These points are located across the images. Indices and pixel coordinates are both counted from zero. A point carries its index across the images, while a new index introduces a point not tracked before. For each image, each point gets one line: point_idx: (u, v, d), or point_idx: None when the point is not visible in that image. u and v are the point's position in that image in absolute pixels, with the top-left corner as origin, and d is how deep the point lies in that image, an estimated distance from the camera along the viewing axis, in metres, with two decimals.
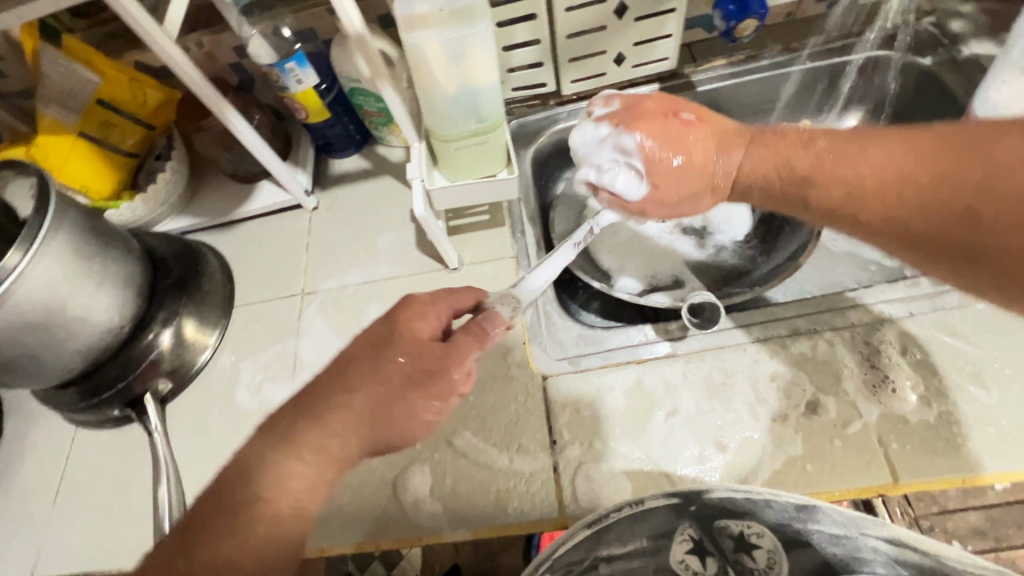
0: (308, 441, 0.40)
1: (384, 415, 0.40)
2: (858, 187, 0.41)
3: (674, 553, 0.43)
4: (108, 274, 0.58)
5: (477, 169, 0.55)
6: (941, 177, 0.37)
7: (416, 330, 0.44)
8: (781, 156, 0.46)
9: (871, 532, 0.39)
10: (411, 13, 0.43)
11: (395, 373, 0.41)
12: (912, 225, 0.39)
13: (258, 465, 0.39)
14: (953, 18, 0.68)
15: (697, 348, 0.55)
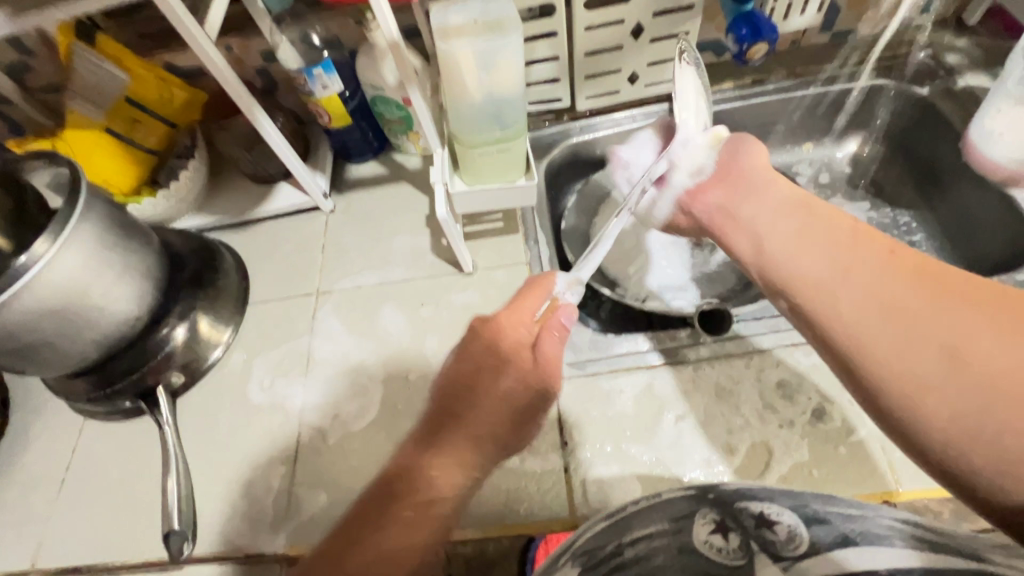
0: (457, 454, 0.38)
1: (518, 418, 0.40)
2: (910, 302, 0.39)
3: (696, 534, 0.40)
4: (130, 265, 0.59)
5: (498, 175, 0.57)
6: (983, 354, 0.35)
7: (516, 342, 0.41)
8: (866, 255, 0.42)
9: (883, 512, 0.40)
10: (444, 24, 0.46)
11: (514, 387, 0.39)
12: (906, 340, 0.38)
13: (419, 478, 0.38)
14: (949, 51, 0.72)
15: (706, 355, 0.57)
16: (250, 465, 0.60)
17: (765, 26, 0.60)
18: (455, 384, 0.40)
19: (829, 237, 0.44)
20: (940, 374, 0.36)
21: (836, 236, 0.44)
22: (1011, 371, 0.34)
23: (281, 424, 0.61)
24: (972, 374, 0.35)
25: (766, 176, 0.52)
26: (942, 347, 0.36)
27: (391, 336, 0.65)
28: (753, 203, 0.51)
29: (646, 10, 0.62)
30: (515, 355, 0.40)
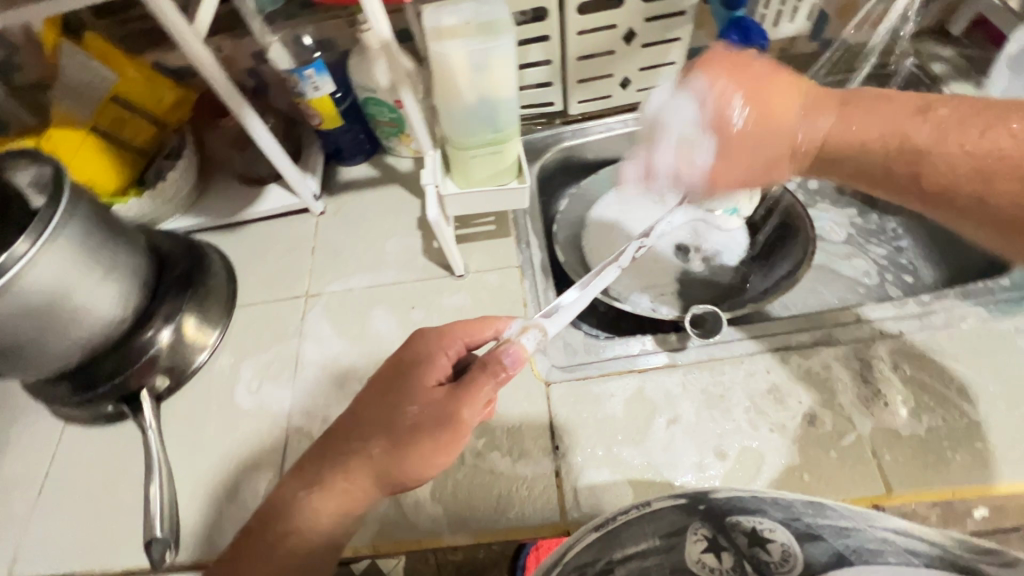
0: (334, 485, 0.43)
1: (398, 458, 0.41)
2: (915, 157, 0.45)
3: (688, 554, 0.40)
4: (115, 267, 0.58)
5: (489, 178, 0.57)
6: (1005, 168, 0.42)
7: (422, 374, 0.44)
8: (892, 122, 0.46)
9: (878, 525, 0.40)
10: (438, 25, 0.46)
11: (408, 420, 0.42)
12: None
13: (295, 506, 0.43)
14: (935, 61, 0.73)
15: (696, 360, 0.57)
16: (235, 471, 0.58)
17: (756, 30, 0.57)
18: (353, 415, 0.45)
19: (867, 110, 0.47)
20: (1019, 213, 0.43)
21: (877, 125, 0.46)
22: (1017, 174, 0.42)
23: (266, 428, 0.60)
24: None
25: (744, 106, 0.48)
26: (982, 192, 0.43)
27: (381, 340, 0.64)
28: (772, 109, 0.49)
29: (638, 15, 0.62)
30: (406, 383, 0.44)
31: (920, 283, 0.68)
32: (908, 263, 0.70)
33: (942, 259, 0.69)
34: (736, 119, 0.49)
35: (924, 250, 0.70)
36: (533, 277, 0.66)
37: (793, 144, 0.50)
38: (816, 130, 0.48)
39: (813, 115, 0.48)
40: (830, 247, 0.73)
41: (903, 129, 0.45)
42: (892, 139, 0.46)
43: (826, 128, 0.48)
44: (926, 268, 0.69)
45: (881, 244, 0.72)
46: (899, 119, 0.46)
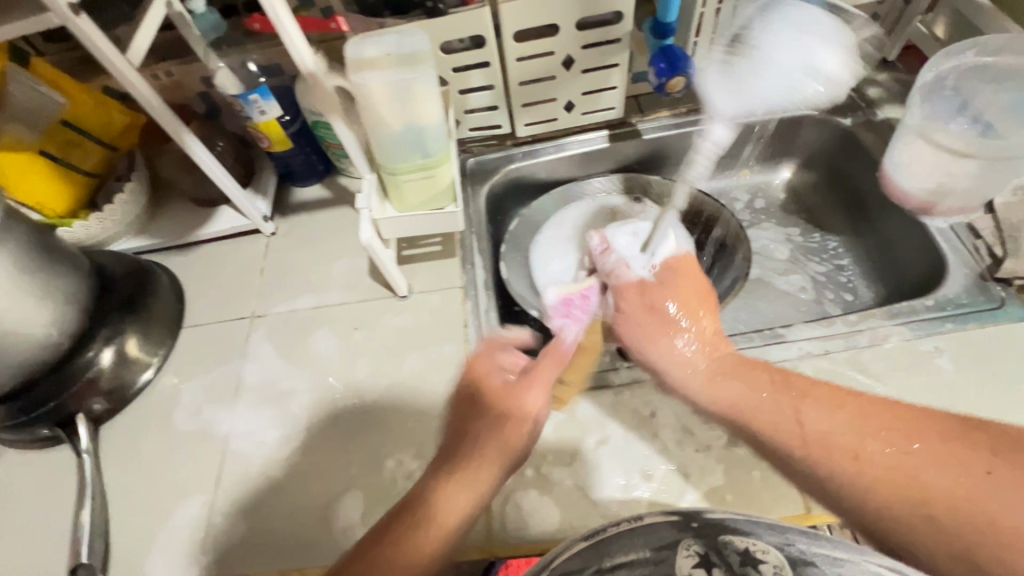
0: (463, 483, 0.46)
1: (503, 430, 0.48)
2: (853, 463, 0.41)
3: (679, 566, 0.40)
4: (52, 291, 0.58)
5: (425, 202, 0.58)
6: (933, 499, 0.38)
7: (494, 379, 0.51)
8: (788, 404, 0.45)
9: (872, 557, 0.40)
10: (359, 57, 0.48)
11: (502, 405, 0.49)
12: (874, 491, 0.40)
13: (427, 501, 0.45)
14: (871, 86, 0.75)
15: (627, 381, 0.57)
16: (169, 496, 0.58)
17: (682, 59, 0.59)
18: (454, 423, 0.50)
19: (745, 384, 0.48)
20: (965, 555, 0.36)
21: (760, 382, 0.48)
22: (964, 501, 0.37)
23: (205, 452, 0.60)
24: (953, 537, 0.37)
25: (674, 341, 0.52)
26: (958, 534, 0.37)
27: (323, 363, 0.64)
28: (670, 364, 0.52)
29: (575, 43, 0.64)
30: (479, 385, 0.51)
31: (859, 301, 0.70)
32: (847, 281, 0.73)
33: (879, 276, 0.71)
34: (683, 321, 0.53)
35: (864, 268, 0.72)
36: (475, 297, 0.66)
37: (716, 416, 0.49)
38: (711, 370, 0.50)
39: (714, 364, 0.50)
40: (771, 263, 0.76)
41: (799, 408, 0.45)
42: (844, 460, 0.41)
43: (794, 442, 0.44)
44: (864, 286, 0.71)
45: (821, 262, 0.75)
46: (804, 407, 0.45)
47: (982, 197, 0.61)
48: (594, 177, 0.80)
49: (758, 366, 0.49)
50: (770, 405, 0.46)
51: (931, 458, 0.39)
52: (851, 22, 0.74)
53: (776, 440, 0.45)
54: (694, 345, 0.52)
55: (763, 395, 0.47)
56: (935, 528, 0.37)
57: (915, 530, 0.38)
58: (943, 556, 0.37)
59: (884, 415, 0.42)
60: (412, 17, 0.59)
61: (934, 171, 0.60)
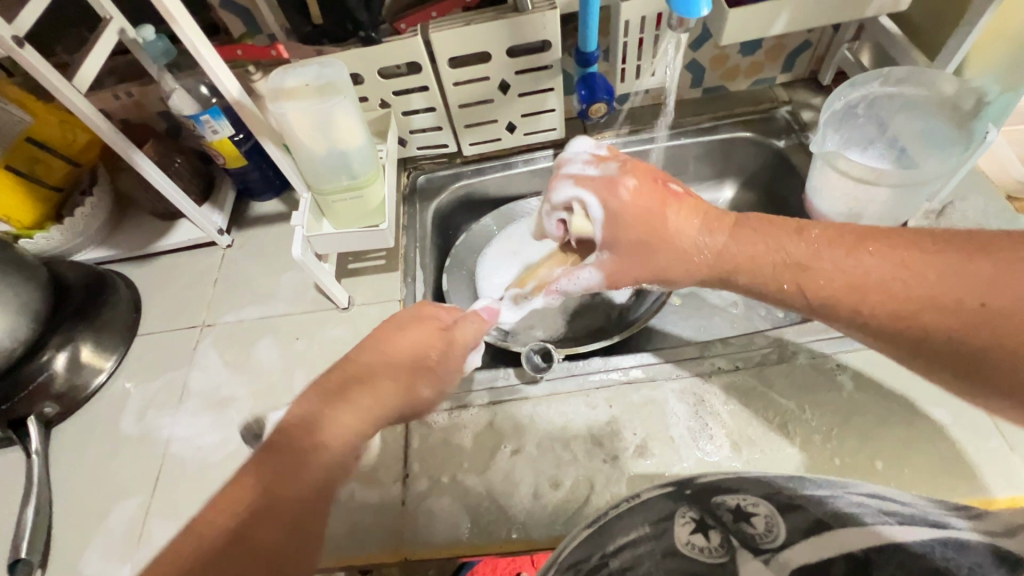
0: (354, 414, 0.43)
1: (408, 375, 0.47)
2: (851, 290, 0.41)
3: (678, 536, 0.43)
4: (6, 300, 0.61)
5: (358, 219, 0.61)
6: (958, 309, 0.37)
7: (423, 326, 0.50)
8: (792, 251, 0.44)
9: (851, 490, 0.43)
10: (279, 87, 0.52)
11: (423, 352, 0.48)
12: (883, 315, 0.41)
13: (309, 429, 0.41)
14: (805, 109, 0.78)
15: (546, 393, 0.60)
16: (109, 496, 0.61)
17: (601, 88, 0.61)
18: (357, 366, 0.46)
19: (757, 235, 0.46)
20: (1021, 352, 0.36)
21: (777, 238, 0.45)
22: (996, 294, 0.37)
23: (147, 453, 0.63)
24: (980, 338, 0.37)
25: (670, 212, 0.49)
26: (987, 332, 0.37)
27: (265, 371, 0.67)
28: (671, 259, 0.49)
29: (508, 68, 0.67)
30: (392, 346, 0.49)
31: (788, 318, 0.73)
32: None
33: None
34: (664, 208, 0.49)
35: None
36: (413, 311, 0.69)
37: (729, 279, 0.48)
38: (719, 245, 0.47)
39: (718, 235, 0.48)
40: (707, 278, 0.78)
41: (808, 253, 0.43)
42: (872, 290, 0.41)
43: (819, 279, 0.43)
44: None
45: None
46: (810, 243, 0.44)
47: (896, 218, 0.63)
48: (529, 197, 0.83)
49: (758, 222, 0.47)
50: (779, 264, 0.45)
51: (971, 275, 0.37)
52: (784, 48, 0.77)
53: (788, 286, 0.44)
54: (708, 237, 0.48)
55: (762, 243, 0.46)
56: (967, 336, 0.37)
57: (934, 327, 0.38)
58: (982, 382, 0.38)
59: (898, 250, 0.40)
60: (349, 45, 0.63)
61: (847, 195, 0.62)
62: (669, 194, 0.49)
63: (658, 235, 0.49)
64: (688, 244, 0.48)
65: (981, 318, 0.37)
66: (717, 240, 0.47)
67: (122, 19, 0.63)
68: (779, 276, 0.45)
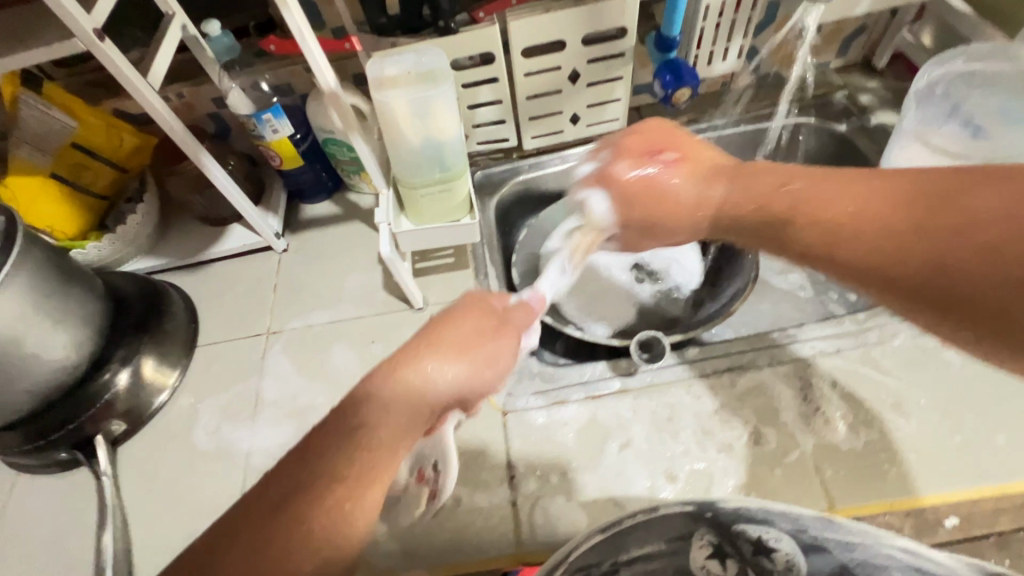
0: (391, 407, 0.37)
1: (461, 352, 0.40)
2: (831, 224, 0.40)
3: (694, 557, 0.49)
4: (68, 313, 0.58)
5: (441, 215, 0.59)
6: (910, 234, 0.36)
7: (476, 309, 0.43)
8: (779, 184, 0.44)
9: (885, 543, 0.43)
10: (380, 76, 0.50)
11: (472, 333, 0.41)
12: (866, 262, 0.38)
13: (354, 416, 0.36)
14: (863, 93, 0.78)
15: (646, 384, 0.58)
16: (191, 515, 0.58)
17: (687, 73, 0.63)
18: (410, 352, 0.40)
19: (743, 185, 0.47)
20: (976, 274, 0.33)
21: (765, 192, 0.45)
22: (981, 216, 0.33)
23: (227, 470, 0.60)
24: (941, 255, 0.34)
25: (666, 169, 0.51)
26: (933, 263, 0.34)
27: (342, 377, 0.64)
28: (668, 220, 0.51)
29: (580, 57, 0.66)
30: (443, 331, 0.41)
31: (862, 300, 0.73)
32: None
33: None
34: (652, 170, 0.51)
35: None
36: None
37: (721, 230, 0.49)
38: (712, 201, 0.49)
39: (708, 191, 0.49)
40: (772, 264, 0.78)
41: (789, 188, 0.43)
42: (845, 224, 0.39)
43: (802, 200, 0.42)
44: None
45: None
46: (795, 185, 0.43)
47: None
48: None
49: (763, 169, 0.46)
50: (767, 216, 0.44)
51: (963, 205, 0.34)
52: (841, 33, 0.76)
53: (787, 238, 0.43)
54: (677, 176, 0.51)
55: (749, 199, 0.46)
56: (917, 258, 0.35)
57: (866, 241, 0.38)
58: (1006, 322, 0.32)
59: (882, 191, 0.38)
60: (423, 37, 0.60)
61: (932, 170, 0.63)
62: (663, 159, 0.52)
63: (657, 193, 0.51)
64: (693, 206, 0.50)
65: (937, 247, 0.34)
66: (718, 197, 0.48)
67: (183, 15, 0.60)
68: (772, 224, 0.44)
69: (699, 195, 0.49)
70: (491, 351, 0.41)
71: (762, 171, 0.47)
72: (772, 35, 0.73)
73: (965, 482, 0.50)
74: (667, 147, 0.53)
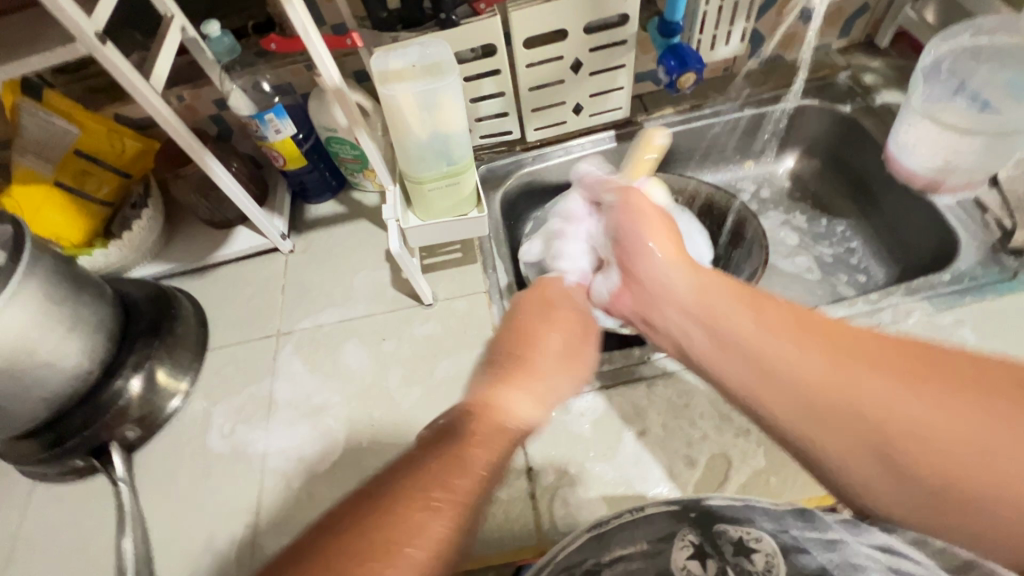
0: (531, 381, 0.44)
1: (573, 338, 0.49)
2: (830, 382, 0.37)
3: (674, 558, 0.40)
4: (79, 321, 0.58)
5: (449, 209, 0.58)
6: (938, 451, 0.34)
7: (566, 302, 0.53)
8: (796, 343, 0.40)
9: (863, 540, 0.39)
10: (385, 70, 0.50)
11: (570, 318, 0.51)
12: (862, 457, 0.36)
13: (498, 398, 0.42)
14: (868, 73, 0.77)
15: (660, 372, 0.58)
16: (211, 517, 0.58)
17: (692, 57, 0.62)
18: (529, 340, 0.47)
19: (708, 308, 0.45)
20: (942, 486, 0.34)
21: (723, 300, 0.44)
22: (992, 469, 0.32)
23: (243, 472, 0.60)
24: (935, 464, 0.34)
25: (657, 252, 0.49)
26: (946, 476, 0.34)
27: (354, 375, 0.64)
28: (658, 308, 0.49)
29: (582, 46, 0.65)
30: (548, 336, 0.48)
31: (871, 281, 0.73)
32: (859, 262, 0.75)
33: (890, 255, 0.72)
34: (652, 245, 0.49)
35: (875, 249, 0.74)
36: (500, 302, 0.67)
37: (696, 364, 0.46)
38: (682, 306, 0.46)
39: (704, 289, 0.46)
40: (779, 249, 0.78)
41: (795, 346, 0.39)
42: (843, 393, 0.37)
43: (807, 364, 0.38)
44: (877, 266, 0.73)
45: (830, 245, 0.77)
46: (798, 339, 0.40)
47: (987, 171, 0.62)
48: None
49: (729, 282, 0.46)
50: (757, 364, 0.41)
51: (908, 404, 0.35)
52: (843, 13, 0.76)
53: (703, 342, 0.45)
54: (667, 263, 0.48)
55: (744, 346, 0.42)
56: (932, 467, 0.34)
57: (869, 433, 0.36)
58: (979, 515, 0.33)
59: (886, 383, 0.36)
60: (425, 30, 0.60)
61: (942, 147, 0.62)
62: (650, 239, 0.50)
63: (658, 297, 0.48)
64: (669, 338, 0.48)
65: (935, 452, 0.34)
66: (689, 328, 0.46)
67: (182, 18, 0.60)
68: (699, 330, 0.45)
69: (672, 296, 0.47)
70: (585, 359, 0.49)
71: (764, 305, 0.42)
72: (774, 18, 0.72)
73: None
74: (639, 224, 0.51)
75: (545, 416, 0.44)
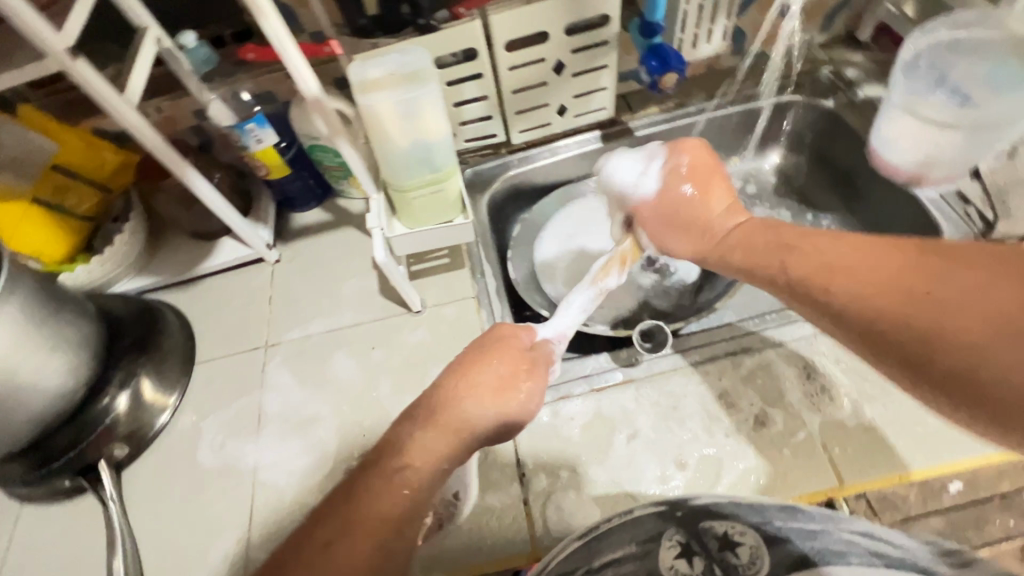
0: (436, 433, 0.41)
1: (500, 387, 0.43)
2: (877, 292, 0.36)
3: (663, 558, 0.44)
4: (61, 339, 0.57)
5: (434, 215, 0.58)
6: (966, 335, 0.32)
7: (507, 343, 0.46)
8: (824, 257, 0.40)
9: (845, 526, 0.43)
10: (364, 79, 0.50)
11: (501, 363, 0.44)
12: (879, 347, 0.36)
13: (400, 452, 0.40)
14: (849, 67, 0.77)
15: (649, 374, 0.58)
16: (203, 533, 0.57)
17: (672, 57, 0.65)
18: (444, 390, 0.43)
19: (743, 244, 0.47)
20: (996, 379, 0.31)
21: (752, 245, 0.46)
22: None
23: (233, 488, 0.59)
24: (969, 356, 0.32)
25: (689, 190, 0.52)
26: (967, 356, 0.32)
27: (343, 385, 0.64)
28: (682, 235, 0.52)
29: (564, 47, 0.65)
30: (478, 371, 0.43)
31: None
32: None
33: None
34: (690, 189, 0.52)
35: None
36: (489, 307, 0.67)
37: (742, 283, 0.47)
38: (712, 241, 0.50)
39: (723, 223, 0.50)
40: None
41: (810, 251, 0.41)
42: (914, 288, 0.35)
43: (812, 270, 0.40)
44: None
45: None
46: (818, 245, 0.41)
47: (967, 163, 0.63)
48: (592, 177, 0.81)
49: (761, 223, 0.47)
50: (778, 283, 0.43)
51: (956, 287, 0.33)
52: (823, 8, 0.76)
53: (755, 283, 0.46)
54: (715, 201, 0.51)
55: (768, 253, 0.44)
56: (968, 351, 0.32)
57: (919, 322, 0.34)
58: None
59: (947, 274, 0.34)
60: (404, 35, 0.59)
61: (924, 142, 0.63)
62: (704, 186, 0.52)
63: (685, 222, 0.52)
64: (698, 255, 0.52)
65: (985, 330, 0.32)
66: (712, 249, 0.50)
67: (156, 28, 0.59)
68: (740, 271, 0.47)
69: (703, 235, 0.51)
70: (520, 394, 0.43)
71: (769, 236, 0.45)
72: (755, 15, 0.72)
73: (972, 449, 0.50)
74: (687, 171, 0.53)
75: (448, 464, 0.40)
